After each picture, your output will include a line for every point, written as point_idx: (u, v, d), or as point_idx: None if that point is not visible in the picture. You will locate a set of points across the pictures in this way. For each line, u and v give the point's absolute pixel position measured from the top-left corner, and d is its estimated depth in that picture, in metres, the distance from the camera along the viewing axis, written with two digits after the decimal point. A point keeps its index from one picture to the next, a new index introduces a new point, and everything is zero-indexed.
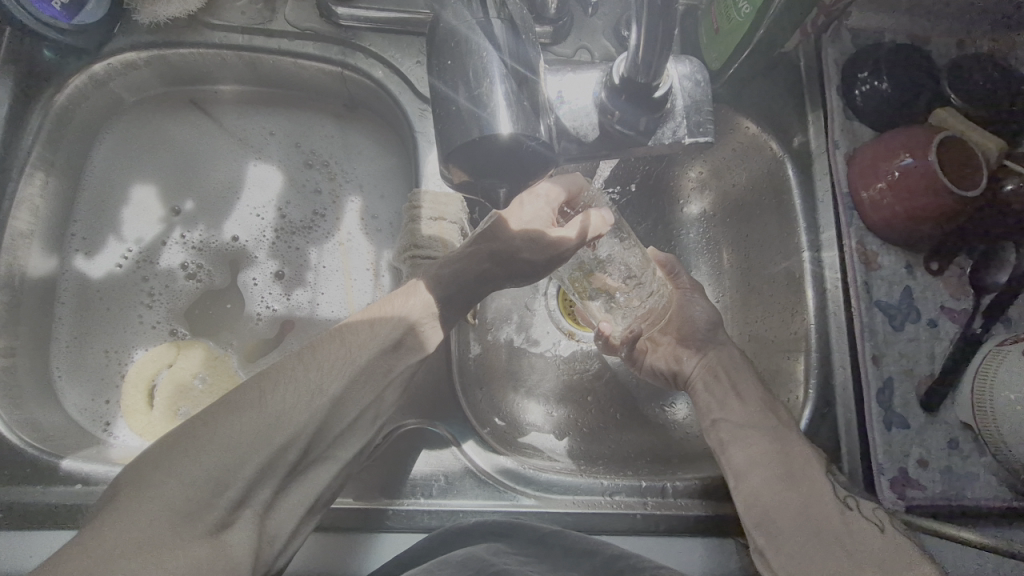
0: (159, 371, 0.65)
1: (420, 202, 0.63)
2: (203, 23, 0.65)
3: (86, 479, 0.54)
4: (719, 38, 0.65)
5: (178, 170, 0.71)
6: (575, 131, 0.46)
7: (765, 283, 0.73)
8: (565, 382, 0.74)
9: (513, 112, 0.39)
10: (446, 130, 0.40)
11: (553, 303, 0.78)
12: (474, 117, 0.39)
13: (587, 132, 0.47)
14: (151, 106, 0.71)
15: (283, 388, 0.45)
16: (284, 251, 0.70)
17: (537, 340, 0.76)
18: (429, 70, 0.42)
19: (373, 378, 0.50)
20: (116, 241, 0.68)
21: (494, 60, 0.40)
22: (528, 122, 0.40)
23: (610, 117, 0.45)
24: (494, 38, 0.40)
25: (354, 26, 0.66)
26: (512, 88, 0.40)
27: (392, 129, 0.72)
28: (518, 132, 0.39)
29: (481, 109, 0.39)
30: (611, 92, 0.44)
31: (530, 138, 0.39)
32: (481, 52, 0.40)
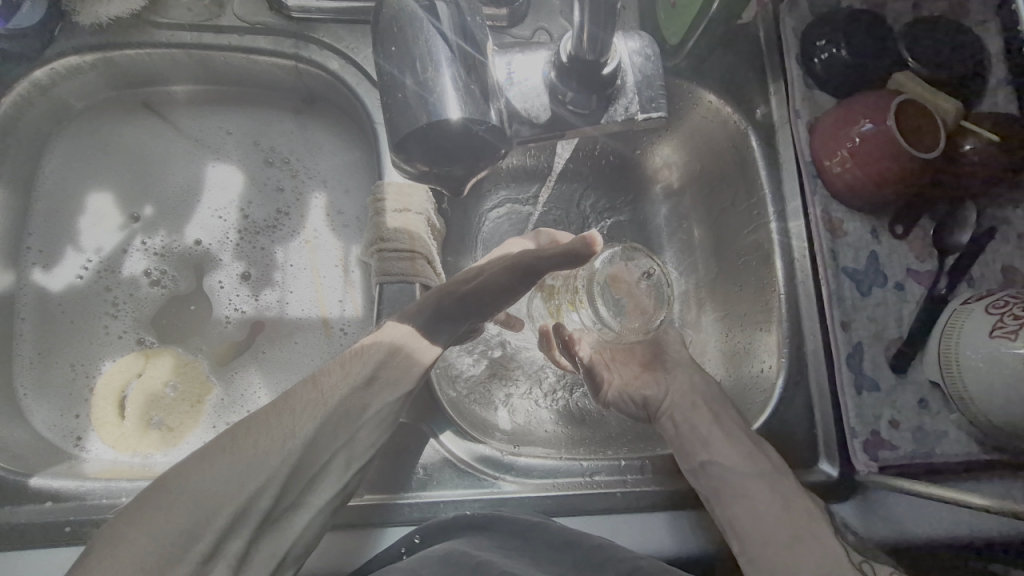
0: (129, 383, 0.64)
1: (384, 194, 0.62)
2: (148, 22, 0.63)
3: (56, 495, 0.53)
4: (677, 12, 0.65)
5: (135, 176, 0.69)
6: (527, 113, 0.45)
7: (735, 257, 0.73)
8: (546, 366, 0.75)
9: (461, 97, 0.38)
10: (394, 116, 0.39)
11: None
12: (422, 102, 0.38)
13: (540, 113, 0.45)
14: (100, 111, 0.69)
15: (257, 431, 0.44)
16: (249, 252, 0.69)
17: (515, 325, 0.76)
18: (375, 58, 0.41)
19: (349, 417, 0.48)
20: (74, 252, 0.66)
21: (439, 43, 0.39)
22: (478, 106, 0.39)
23: (563, 99, 0.45)
24: (436, 19, 0.39)
25: (306, 18, 0.64)
26: (460, 73, 0.39)
27: (353, 122, 0.71)
28: (467, 117, 0.38)
29: (428, 94, 0.38)
30: (561, 72, 0.43)
31: (481, 123, 0.39)
32: (425, 37, 0.39)
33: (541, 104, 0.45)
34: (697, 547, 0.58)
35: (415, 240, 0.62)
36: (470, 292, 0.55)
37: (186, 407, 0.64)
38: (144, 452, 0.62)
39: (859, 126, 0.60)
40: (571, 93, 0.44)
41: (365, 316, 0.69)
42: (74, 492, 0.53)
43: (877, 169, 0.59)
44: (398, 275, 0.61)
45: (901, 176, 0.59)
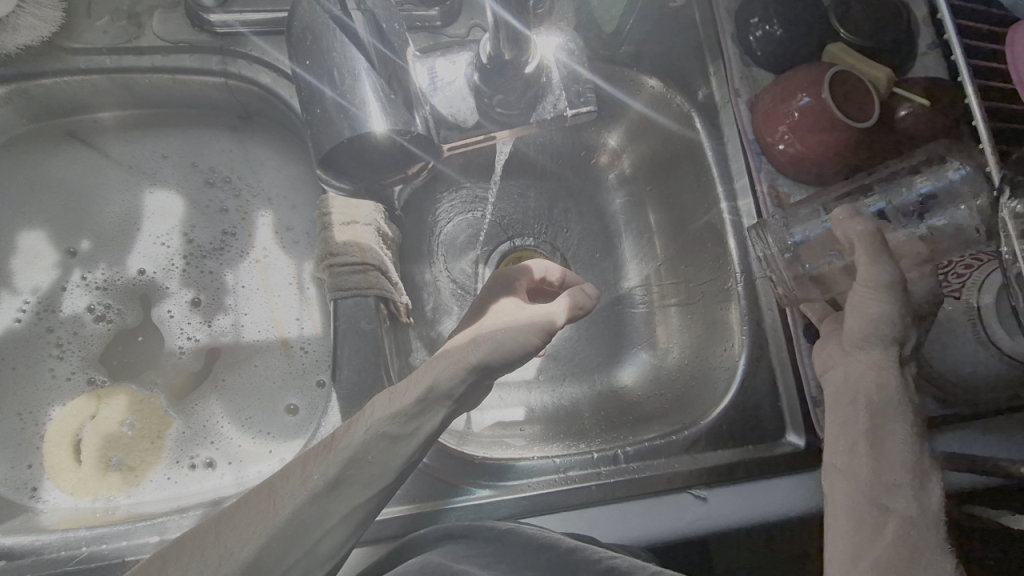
0: (82, 426, 0.62)
1: (330, 208, 0.61)
2: (62, 47, 0.60)
3: (9, 553, 0.51)
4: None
5: (66, 210, 0.66)
6: (453, 118, 0.45)
7: (692, 237, 0.74)
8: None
9: (383, 107, 0.38)
10: (318, 131, 0.38)
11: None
12: (343, 113, 0.37)
13: (466, 117, 0.45)
14: (23, 144, 0.65)
15: (186, 557, 0.37)
16: (197, 278, 0.67)
17: None
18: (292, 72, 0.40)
19: (303, 533, 0.39)
20: (10, 295, 0.63)
21: (355, 52, 0.38)
22: (404, 114, 0.38)
23: (489, 100, 0.44)
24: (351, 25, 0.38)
25: (228, 32, 0.62)
26: (381, 82, 0.38)
27: (294, 137, 0.69)
28: (391, 128, 0.38)
29: (349, 105, 0.37)
30: (483, 74, 0.43)
31: (408, 131, 0.38)
32: (340, 47, 0.38)
33: (468, 108, 0.45)
34: (680, 532, 0.58)
35: (366, 252, 0.61)
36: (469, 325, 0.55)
37: (146, 445, 0.62)
38: (106, 495, 0.60)
39: (797, 101, 0.60)
40: (498, 95, 0.44)
41: (326, 334, 0.67)
42: (29, 547, 0.51)
43: (819, 141, 0.60)
44: (352, 289, 0.60)
45: (843, 146, 0.59)
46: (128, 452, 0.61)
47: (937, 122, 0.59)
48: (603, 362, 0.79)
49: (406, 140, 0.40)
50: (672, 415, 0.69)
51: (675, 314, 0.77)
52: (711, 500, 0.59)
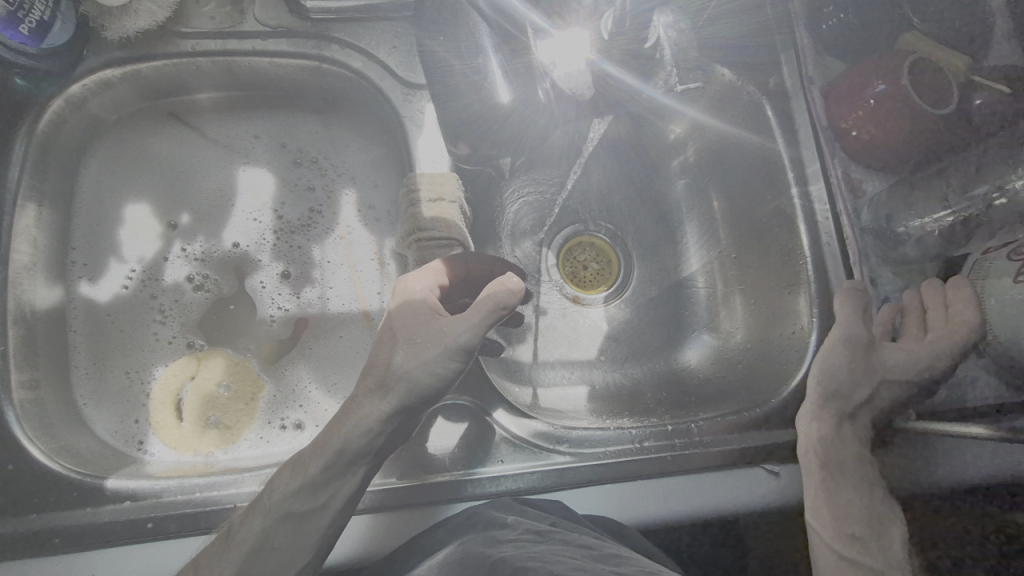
0: (183, 386, 0.66)
1: (417, 185, 0.64)
2: (174, 33, 0.64)
3: (133, 495, 0.54)
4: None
5: (169, 185, 0.71)
6: (569, 94, 0.47)
7: (758, 223, 0.76)
8: (569, 343, 0.83)
9: (511, 80, 0.41)
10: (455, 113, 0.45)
11: (554, 270, 0.87)
12: (476, 87, 0.42)
13: (582, 93, 0.47)
14: (131, 123, 0.70)
15: None
16: (287, 251, 0.71)
17: (545, 308, 0.85)
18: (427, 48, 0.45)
19: None
20: (118, 262, 0.68)
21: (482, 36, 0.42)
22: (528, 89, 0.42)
23: (603, 75, 0.46)
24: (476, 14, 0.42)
25: (324, 19, 0.66)
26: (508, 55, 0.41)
27: (378, 120, 0.73)
28: (519, 98, 0.41)
29: (481, 81, 0.42)
30: (602, 51, 0.45)
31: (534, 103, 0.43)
32: (471, 24, 0.42)
33: (586, 81, 0.43)
34: (754, 504, 0.60)
35: (451, 228, 0.64)
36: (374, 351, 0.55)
37: (240, 404, 0.66)
38: (205, 452, 0.64)
39: (871, 88, 0.62)
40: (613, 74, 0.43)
41: (405, 309, 0.71)
42: (148, 489, 0.55)
43: (895, 126, 0.61)
44: (437, 263, 0.63)
45: (920, 133, 0.60)
46: (225, 411, 0.66)
47: (1016, 109, 0.60)
48: (663, 346, 0.82)
49: (529, 113, 0.44)
50: (738, 396, 0.71)
51: (738, 300, 0.79)
52: (782, 475, 0.61)
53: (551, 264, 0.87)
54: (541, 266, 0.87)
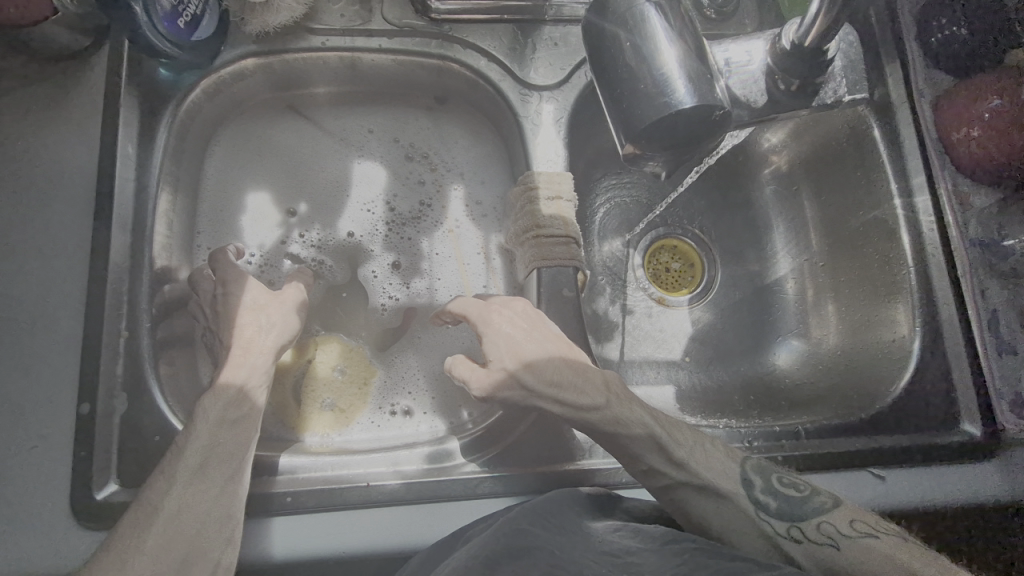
0: (298, 367, 0.68)
1: (536, 183, 0.66)
2: (307, 28, 0.67)
3: (273, 471, 0.59)
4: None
5: (288, 175, 0.73)
6: (745, 98, 0.61)
7: (855, 232, 0.77)
8: (657, 342, 0.85)
9: (694, 87, 0.44)
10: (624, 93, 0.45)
11: (640, 271, 0.88)
12: (660, 91, 0.44)
13: (756, 98, 0.61)
14: (253, 114, 0.73)
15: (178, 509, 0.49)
16: (397, 243, 0.73)
17: (633, 308, 0.86)
18: (603, 50, 0.46)
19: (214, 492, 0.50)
20: (239, 248, 0.71)
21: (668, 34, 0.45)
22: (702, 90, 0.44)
23: (776, 80, 0.60)
24: (663, 18, 0.46)
25: (448, 18, 0.69)
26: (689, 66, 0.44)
27: (488, 119, 0.75)
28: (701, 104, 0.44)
29: (665, 84, 0.44)
30: (779, 58, 0.59)
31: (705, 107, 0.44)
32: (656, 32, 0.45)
33: (759, 89, 0.60)
34: (865, 506, 0.61)
35: (570, 225, 0.67)
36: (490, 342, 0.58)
37: (354, 388, 0.68)
38: (321, 432, 0.66)
39: (988, 102, 0.65)
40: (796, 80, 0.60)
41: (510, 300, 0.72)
42: (286, 467, 0.59)
43: (1011, 142, 0.64)
44: (556, 259, 0.65)
45: None
46: (339, 394, 0.68)
47: None
48: (751, 348, 0.84)
49: (695, 121, 0.45)
50: (834, 400, 0.73)
51: (830, 305, 0.80)
52: (888, 480, 0.62)
53: (637, 264, 0.88)
54: (628, 266, 0.88)
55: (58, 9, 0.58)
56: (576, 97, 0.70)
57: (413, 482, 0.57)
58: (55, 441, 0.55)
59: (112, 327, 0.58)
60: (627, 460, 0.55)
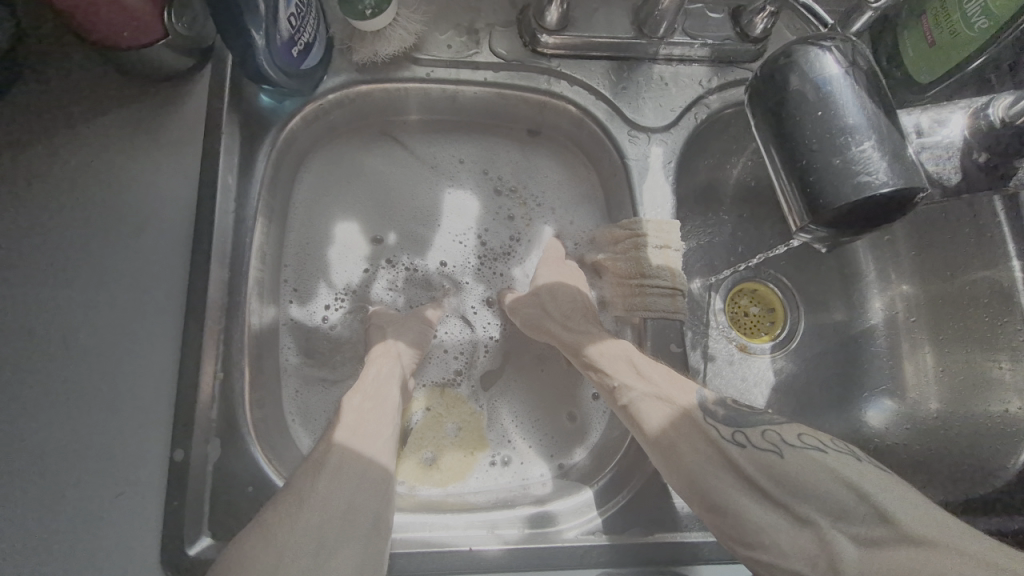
0: (415, 413, 0.66)
1: (644, 232, 0.63)
2: (411, 58, 0.64)
3: None
4: (933, 52, 0.61)
5: (377, 205, 0.70)
6: (938, 175, 0.50)
7: (960, 291, 0.73)
8: (740, 391, 0.81)
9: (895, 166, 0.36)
10: (809, 162, 0.38)
11: (721, 315, 0.85)
12: (853, 171, 0.36)
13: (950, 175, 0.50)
14: (344, 140, 0.70)
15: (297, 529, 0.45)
16: (487, 280, 0.70)
17: (714, 354, 0.83)
18: (781, 115, 0.40)
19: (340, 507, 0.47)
20: (326, 280, 0.68)
21: (867, 97, 0.38)
22: (911, 171, 0.36)
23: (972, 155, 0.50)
24: (861, 81, 0.38)
25: (556, 54, 0.65)
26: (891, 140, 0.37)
27: (584, 155, 0.72)
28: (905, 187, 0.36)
29: (860, 163, 0.36)
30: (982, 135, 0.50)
31: (914, 189, 0.36)
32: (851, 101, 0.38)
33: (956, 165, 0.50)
34: None
35: (676, 277, 0.63)
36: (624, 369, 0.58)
37: (461, 456, 0.65)
38: (410, 483, 0.63)
39: None
40: (983, 154, 0.50)
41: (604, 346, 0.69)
42: None
43: None
44: (659, 311, 0.62)
45: None
46: (448, 451, 0.65)
47: None
48: (840, 400, 0.80)
49: (896, 203, 0.37)
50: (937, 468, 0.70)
51: (929, 356, 0.77)
52: None
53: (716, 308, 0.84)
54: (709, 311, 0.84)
55: (168, 35, 0.55)
56: (685, 140, 0.66)
57: (514, 549, 0.54)
58: (147, 490, 0.53)
59: (208, 367, 0.56)
60: (714, 498, 0.49)
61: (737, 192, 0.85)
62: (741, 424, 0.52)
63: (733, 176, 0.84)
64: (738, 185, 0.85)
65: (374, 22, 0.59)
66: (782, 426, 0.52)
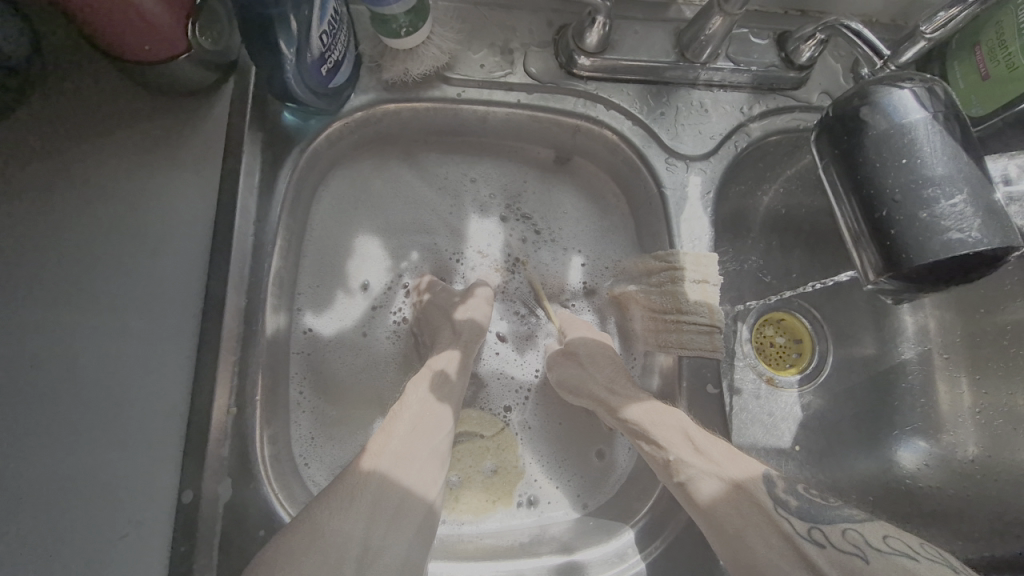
0: (462, 435, 0.63)
1: (682, 264, 0.60)
2: (441, 77, 0.62)
3: None
4: (990, 86, 0.54)
5: (401, 227, 0.68)
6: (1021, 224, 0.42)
7: (998, 331, 0.67)
8: (766, 427, 0.73)
9: (987, 221, 0.34)
10: (891, 215, 0.36)
11: (747, 346, 0.77)
12: (942, 225, 0.35)
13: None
14: (367, 158, 0.68)
15: (309, 532, 0.45)
16: (510, 304, 0.69)
17: (740, 387, 0.75)
18: (859, 164, 0.38)
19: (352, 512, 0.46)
20: (345, 303, 0.65)
21: (955, 146, 0.36)
22: (1004, 229, 0.34)
23: None
24: (944, 128, 0.37)
25: (593, 76, 0.62)
26: (978, 193, 0.35)
27: (616, 181, 0.69)
28: (1000, 243, 0.34)
29: (949, 218, 0.34)
30: None
31: (1007, 248, 0.34)
32: (936, 151, 0.36)
33: None
34: None
35: (715, 314, 0.60)
36: (685, 443, 0.53)
37: (486, 498, 0.61)
38: None
39: None
40: None
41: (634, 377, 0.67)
42: None
43: None
44: (695, 350, 0.59)
45: None
46: (476, 487, 0.62)
47: None
48: (869, 436, 0.73)
49: (986, 260, 0.35)
50: (976, 520, 0.65)
51: (966, 388, 0.71)
52: None
53: (744, 339, 0.77)
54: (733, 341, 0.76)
55: (191, 49, 0.52)
56: (724, 169, 0.64)
57: None
58: (150, 532, 0.49)
59: (221, 401, 0.54)
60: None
61: (767, 222, 0.76)
62: (818, 518, 0.49)
63: (764, 204, 0.75)
64: (768, 213, 0.75)
65: (408, 41, 0.57)
66: (863, 524, 0.48)
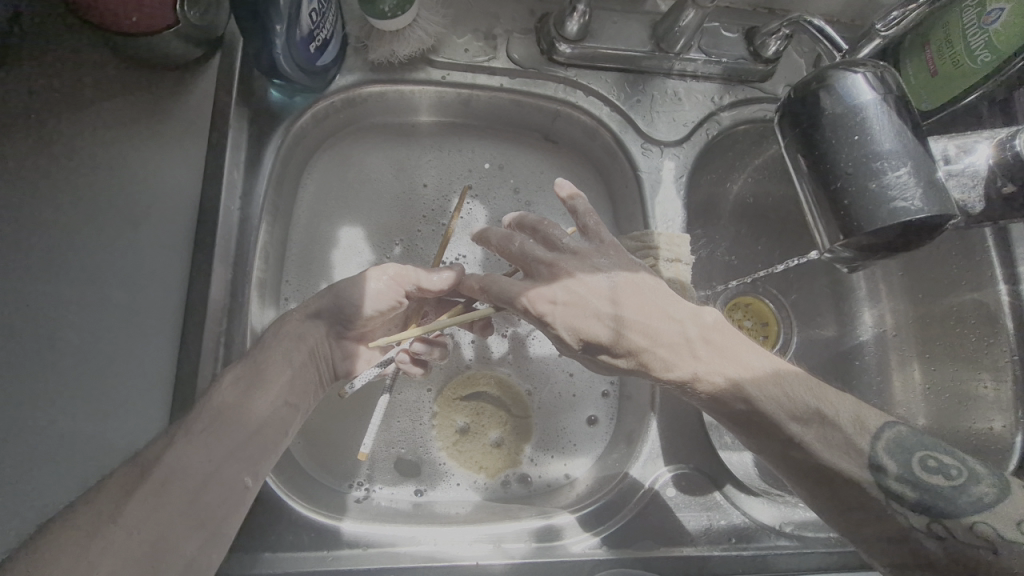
0: (487, 391, 0.66)
1: (657, 244, 0.61)
2: (425, 60, 0.63)
3: (369, 544, 0.54)
4: (937, 81, 0.59)
5: (383, 211, 0.69)
6: (963, 204, 0.49)
7: (949, 310, 0.72)
8: None
9: (924, 192, 0.38)
10: (844, 186, 0.40)
11: None
12: (886, 195, 0.38)
13: (975, 205, 0.49)
14: (354, 140, 0.69)
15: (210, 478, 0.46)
16: None
17: None
18: (817, 139, 0.41)
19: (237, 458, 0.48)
20: (328, 281, 0.66)
21: (901, 126, 0.40)
22: (940, 198, 0.38)
23: (999, 183, 0.48)
24: (890, 108, 0.40)
25: (572, 64, 0.65)
26: (916, 167, 0.39)
27: (596, 168, 0.72)
28: (935, 211, 0.38)
29: (891, 188, 0.38)
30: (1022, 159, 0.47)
31: (941, 217, 0.38)
32: (884, 128, 0.39)
33: (979, 196, 0.48)
34: None
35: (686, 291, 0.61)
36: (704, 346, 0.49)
37: (479, 455, 0.64)
38: (435, 441, 0.64)
39: None
40: (1011, 183, 0.48)
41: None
42: (384, 540, 0.55)
43: None
44: None
45: None
46: (477, 442, 0.65)
47: None
48: None
49: (924, 226, 0.39)
50: None
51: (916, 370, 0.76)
52: None
53: None
54: None
55: (179, 24, 0.52)
56: (696, 155, 0.67)
57: (516, 565, 0.54)
58: None
59: (208, 370, 0.54)
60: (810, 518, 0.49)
61: (736, 209, 0.79)
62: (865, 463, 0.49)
63: (733, 192, 0.78)
64: (738, 201, 0.79)
65: (394, 23, 0.58)
66: (993, 509, 0.44)
